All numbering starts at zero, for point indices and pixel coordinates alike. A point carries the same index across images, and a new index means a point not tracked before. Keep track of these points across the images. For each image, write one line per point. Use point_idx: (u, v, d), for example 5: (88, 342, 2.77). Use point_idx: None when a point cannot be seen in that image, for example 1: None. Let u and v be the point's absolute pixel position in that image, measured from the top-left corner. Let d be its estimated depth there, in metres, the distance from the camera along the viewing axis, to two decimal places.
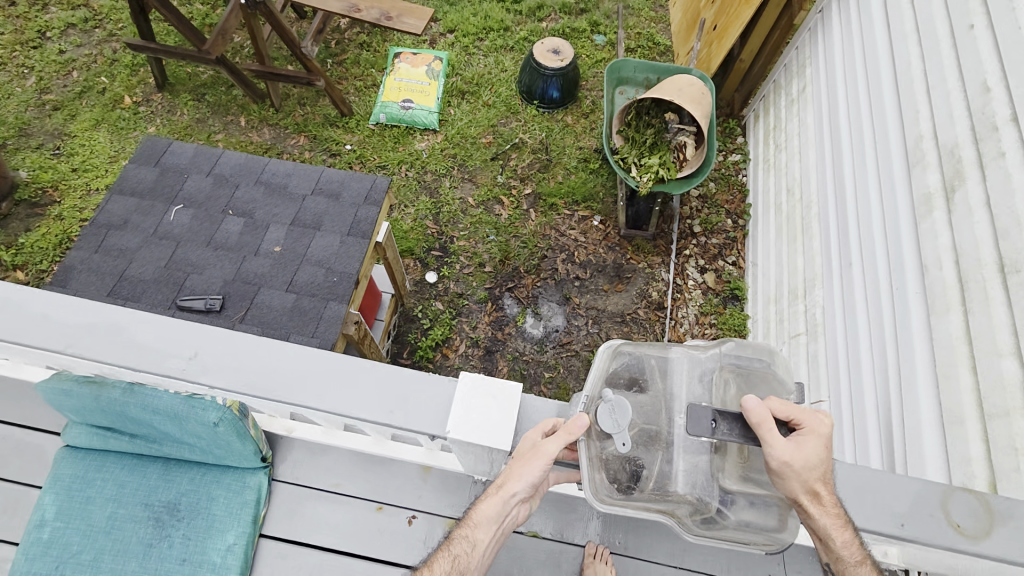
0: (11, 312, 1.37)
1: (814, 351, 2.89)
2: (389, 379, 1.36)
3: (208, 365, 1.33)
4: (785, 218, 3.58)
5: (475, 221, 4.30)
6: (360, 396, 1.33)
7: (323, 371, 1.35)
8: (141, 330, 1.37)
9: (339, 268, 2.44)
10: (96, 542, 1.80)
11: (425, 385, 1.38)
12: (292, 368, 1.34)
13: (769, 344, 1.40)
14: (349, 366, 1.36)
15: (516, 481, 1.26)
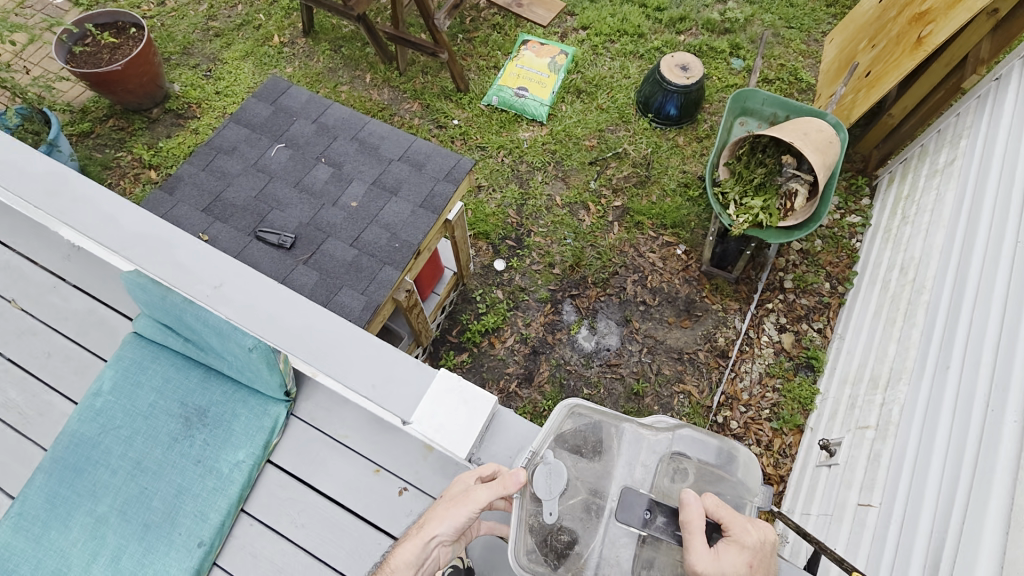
0: (91, 209, 1.69)
1: (878, 450, 2.59)
2: (377, 357, 1.53)
3: (229, 297, 1.58)
4: (889, 297, 3.21)
5: (556, 221, 4.27)
6: (348, 365, 1.51)
7: (327, 333, 1.58)
8: (182, 253, 1.64)
9: (404, 236, 2.52)
10: (135, 423, 2.02)
11: (408, 371, 1.53)
12: (300, 322, 1.57)
13: (726, 442, 1.60)
14: (348, 335, 1.56)
15: (439, 523, 1.38)
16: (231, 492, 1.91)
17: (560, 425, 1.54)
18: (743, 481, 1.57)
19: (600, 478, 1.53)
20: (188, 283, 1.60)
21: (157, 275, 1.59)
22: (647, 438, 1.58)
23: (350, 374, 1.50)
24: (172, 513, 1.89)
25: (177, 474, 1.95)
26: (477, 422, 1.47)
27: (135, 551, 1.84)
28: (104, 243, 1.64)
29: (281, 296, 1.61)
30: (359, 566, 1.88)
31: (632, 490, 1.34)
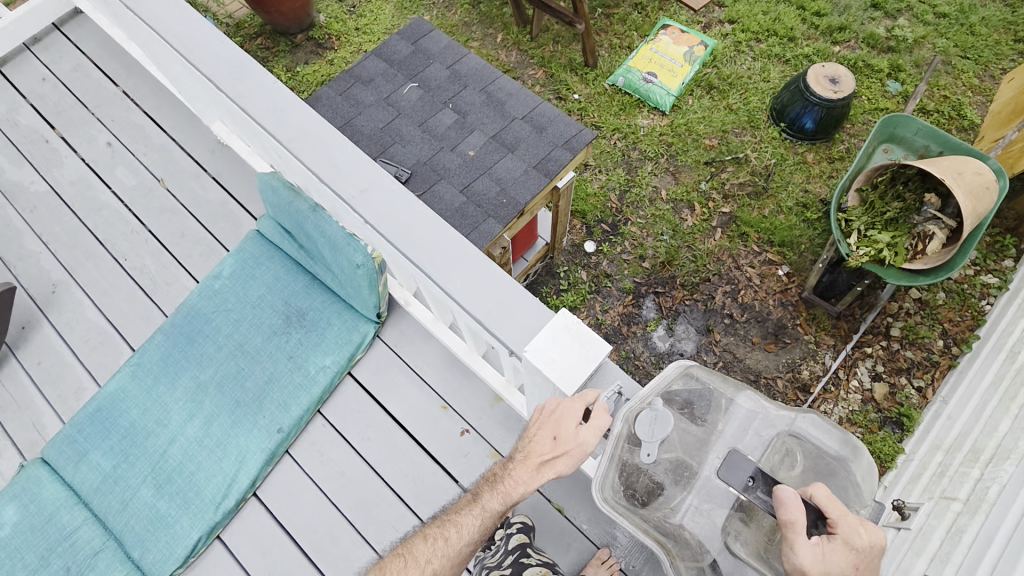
0: (262, 97, 1.82)
1: (962, 526, 2.37)
2: (495, 284, 1.55)
3: (368, 199, 1.67)
4: (1014, 370, 2.87)
5: (657, 214, 4.15)
6: (466, 286, 1.54)
7: (449, 248, 1.59)
8: (335, 151, 1.74)
9: (512, 193, 2.55)
10: (244, 310, 2.20)
11: (526, 307, 1.52)
12: (430, 234, 1.61)
13: (854, 440, 1.34)
14: (474, 259, 1.57)
15: (557, 466, 1.36)
16: (314, 392, 2.06)
17: (669, 383, 1.40)
18: (863, 484, 1.34)
19: (702, 442, 1.36)
20: (335, 181, 1.70)
21: (315, 170, 1.72)
22: (764, 411, 1.39)
23: (471, 298, 1.53)
24: (260, 397, 2.06)
25: (271, 364, 2.12)
26: (586, 364, 1.43)
27: (224, 422, 2.03)
28: (269, 129, 1.78)
29: (415, 211, 1.65)
30: (411, 489, 1.98)
31: (736, 454, 1.22)
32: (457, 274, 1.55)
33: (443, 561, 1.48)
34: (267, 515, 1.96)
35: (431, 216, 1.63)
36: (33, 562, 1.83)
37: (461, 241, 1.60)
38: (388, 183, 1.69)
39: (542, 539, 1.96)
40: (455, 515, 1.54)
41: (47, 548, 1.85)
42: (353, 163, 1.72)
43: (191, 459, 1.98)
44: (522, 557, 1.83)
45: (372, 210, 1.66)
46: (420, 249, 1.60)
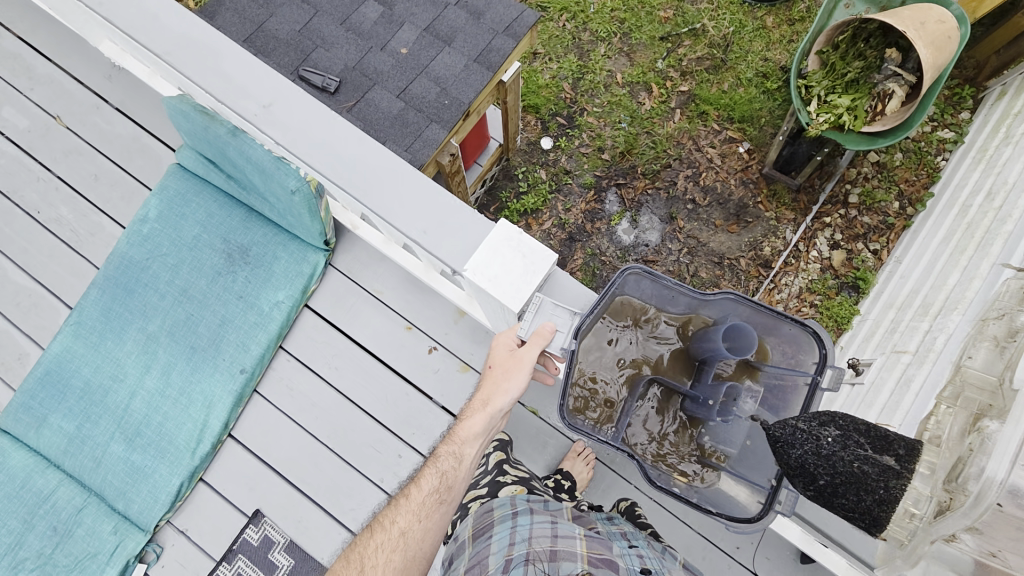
0: (134, 5, 1.57)
1: (910, 375, 2.53)
2: (431, 200, 1.44)
3: (272, 116, 1.49)
4: (965, 224, 2.93)
5: (613, 101, 3.96)
6: (399, 206, 1.43)
7: (376, 169, 1.46)
8: (228, 63, 1.54)
9: (454, 92, 2.34)
10: (181, 253, 2.05)
11: (466, 221, 1.43)
12: (354, 154, 1.47)
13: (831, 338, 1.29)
14: (401, 170, 1.46)
15: (502, 395, 1.45)
16: (271, 329, 1.99)
17: None
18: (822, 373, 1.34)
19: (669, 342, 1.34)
20: (237, 100, 1.51)
21: (209, 89, 1.52)
22: None
23: (404, 218, 1.43)
24: (216, 341, 1.99)
25: (221, 305, 2.01)
26: (531, 279, 1.38)
27: (183, 369, 1.97)
28: (149, 44, 1.55)
29: (332, 122, 1.49)
30: (387, 411, 2.00)
31: None
32: (383, 191, 1.45)
33: (410, 520, 1.45)
34: (246, 453, 1.97)
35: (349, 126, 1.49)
36: (17, 527, 1.82)
37: (382, 153, 1.47)
38: (298, 94, 1.52)
39: (520, 441, 2.04)
40: (414, 476, 1.54)
41: (28, 512, 1.84)
42: (254, 74, 1.53)
43: (156, 410, 1.94)
44: (497, 476, 1.80)
45: (280, 127, 1.49)
46: (339, 167, 1.46)
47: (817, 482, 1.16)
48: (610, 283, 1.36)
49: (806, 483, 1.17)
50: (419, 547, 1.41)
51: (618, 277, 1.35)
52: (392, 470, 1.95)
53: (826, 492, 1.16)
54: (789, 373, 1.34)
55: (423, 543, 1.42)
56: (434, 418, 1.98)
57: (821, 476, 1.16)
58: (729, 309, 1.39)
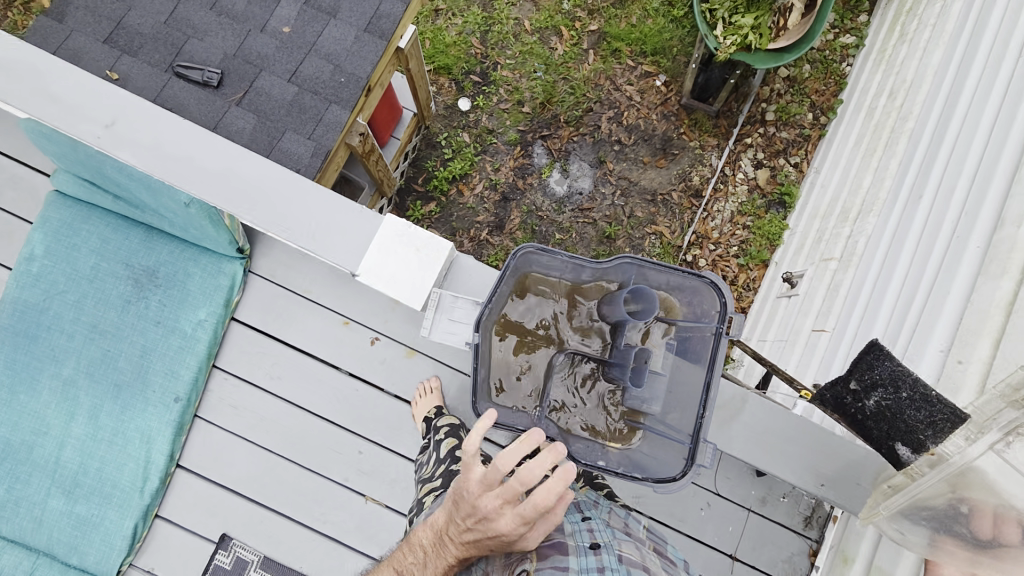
0: None
1: (838, 280, 2.65)
2: (314, 205, 1.43)
3: (121, 136, 1.40)
4: (872, 126, 3.05)
5: (525, 50, 3.86)
6: (281, 216, 1.41)
7: (253, 178, 1.41)
8: (64, 83, 1.40)
9: (349, 68, 2.20)
10: (81, 286, 1.89)
11: (351, 218, 1.45)
12: (226, 167, 1.41)
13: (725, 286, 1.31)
14: (283, 179, 1.42)
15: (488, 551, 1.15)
16: (199, 350, 1.88)
17: None
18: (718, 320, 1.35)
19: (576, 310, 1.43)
20: (74, 122, 1.39)
21: (49, 117, 1.39)
22: None
23: (288, 227, 1.41)
24: (141, 373, 1.88)
25: (139, 335, 1.89)
26: (430, 271, 1.47)
27: (112, 409, 1.86)
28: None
29: (189, 132, 1.41)
30: (339, 410, 1.95)
31: None
32: (264, 203, 1.41)
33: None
34: (200, 480, 1.91)
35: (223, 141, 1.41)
36: None
37: (260, 167, 1.42)
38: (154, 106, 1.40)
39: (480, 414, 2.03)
40: None
41: None
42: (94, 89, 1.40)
43: (91, 457, 1.84)
44: (449, 466, 1.62)
45: (132, 148, 1.40)
46: (214, 182, 1.40)
47: (898, 392, 1.24)
48: (506, 266, 1.34)
49: (884, 393, 1.26)
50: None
51: (514, 258, 1.33)
52: (356, 467, 1.93)
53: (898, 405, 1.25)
54: (695, 325, 1.37)
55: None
56: (387, 408, 1.96)
57: (902, 386, 1.24)
58: (629, 271, 1.38)
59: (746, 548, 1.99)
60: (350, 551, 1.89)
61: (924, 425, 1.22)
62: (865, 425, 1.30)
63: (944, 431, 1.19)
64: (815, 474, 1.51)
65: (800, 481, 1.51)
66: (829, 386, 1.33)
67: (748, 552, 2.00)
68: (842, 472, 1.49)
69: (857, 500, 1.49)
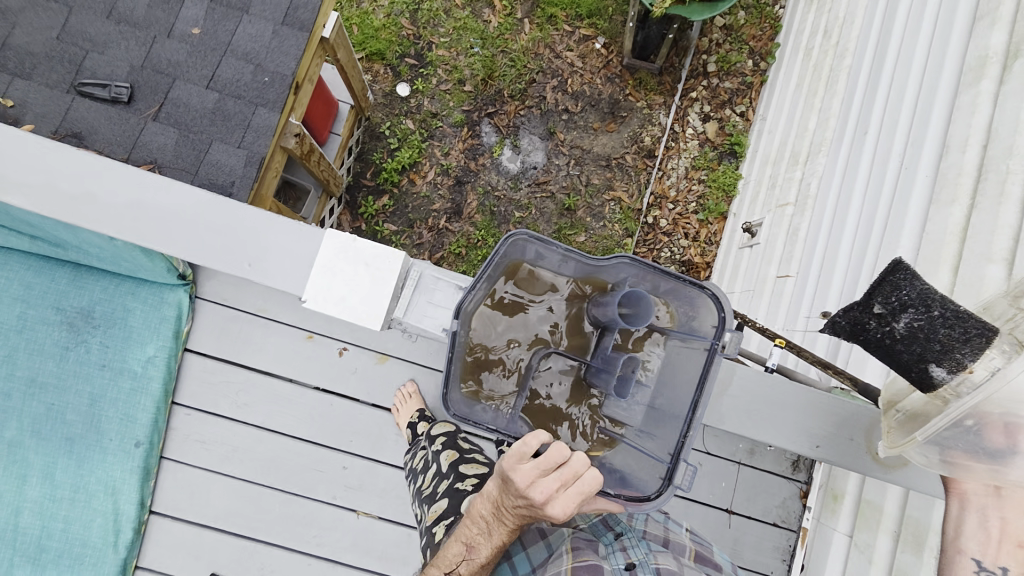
0: None
1: (796, 224, 2.68)
2: (244, 228, 1.29)
3: (8, 180, 1.24)
4: (812, 66, 3.05)
5: (458, 26, 3.71)
6: (210, 248, 1.29)
7: (170, 209, 1.27)
8: None
9: (271, 66, 2.05)
10: (9, 340, 1.72)
11: (288, 237, 1.30)
12: (137, 201, 1.27)
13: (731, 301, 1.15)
14: (203, 204, 1.27)
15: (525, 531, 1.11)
16: (153, 389, 1.77)
17: None
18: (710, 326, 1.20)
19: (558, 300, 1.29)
20: None
21: None
22: None
23: (218, 257, 1.29)
24: (95, 423, 1.76)
25: (84, 383, 1.75)
26: (384, 288, 1.30)
27: (67, 465, 1.75)
28: None
29: (84, 164, 1.25)
30: (315, 428, 1.87)
31: None
32: (190, 233, 1.28)
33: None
34: (178, 522, 1.83)
35: (125, 168, 1.25)
36: None
37: (176, 195, 1.27)
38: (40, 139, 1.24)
39: None
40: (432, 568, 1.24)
41: None
42: None
43: (54, 518, 1.75)
44: (455, 483, 1.49)
45: (24, 191, 1.25)
46: (127, 219, 1.27)
47: (931, 310, 0.89)
48: (489, 258, 1.16)
49: (915, 314, 0.90)
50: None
51: (502, 246, 1.15)
52: (341, 484, 1.87)
53: (931, 323, 0.89)
54: (689, 336, 1.23)
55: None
56: (367, 418, 1.89)
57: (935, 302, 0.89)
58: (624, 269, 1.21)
59: (741, 501, 2.04)
60: (348, 569, 1.85)
61: (960, 343, 0.88)
62: (887, 356, 0.95)
63: (982, 349, 0.87)
64: (809, 437, 1.46)
65: (795, 447, 1.46)
66: (841, 309, 0.96)
67: (743, 504, 2.04)
68: (835, 430, 1.45)
69: (858, 458, 1.44)
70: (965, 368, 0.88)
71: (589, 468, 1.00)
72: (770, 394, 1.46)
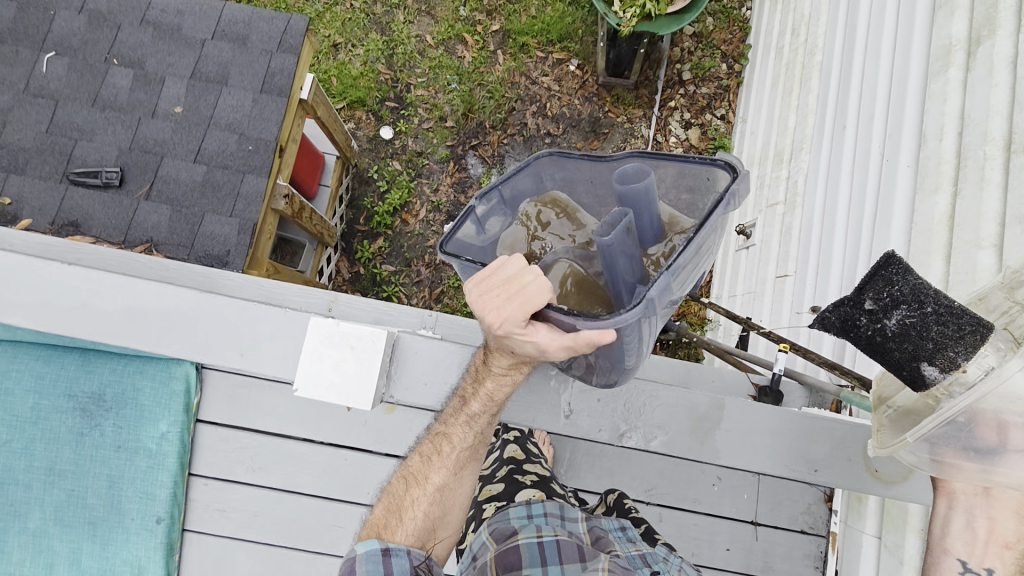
0: None
1: (788, 223, 2.69)
2: (233, 320, 1.30)
3: (10, 287, 1.29)
4: (784, 65, 3.09)
5: (434, 65, 3.80)
6: (205, 343, 1.30)
7: (161, 311, 1.30)
8: None
9: (254, 133, 2.10)
10: (26, 431, 1.76)
11: (277, 324, 1.30)
12: (129, 305, 1.30)
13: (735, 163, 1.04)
14: (193, 302, 1.30)
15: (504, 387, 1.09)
16: (169, 464, 1.78)
17: None
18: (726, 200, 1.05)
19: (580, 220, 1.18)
20: None
21: None
22: None
23: (213, 351, 1.30)
24: (115, 504, 1.80)
25: (101, 466, 1.78)
26: (372, 368, 1.25)
27: (92, 549, 1.79)
28: None
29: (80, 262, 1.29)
30: (332, 485, 1.88)
31: None
32: (187, 331, 1.30)
33: (444, 474, 1.39)
34: None
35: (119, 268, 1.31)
36: None
37: (166, 298, 1.29)
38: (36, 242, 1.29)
39: None
40: (439, 425, 1.40)
41: None
42: None
43: None
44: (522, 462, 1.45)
45: (20, 302, 1.29)
46: (123, 325, 1.29)
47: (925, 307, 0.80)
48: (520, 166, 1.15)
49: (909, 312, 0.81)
50: (454, 494, 1.41)
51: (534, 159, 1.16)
52: None
53: (925, 322, 0.80)
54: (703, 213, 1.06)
55: (457, 490, 1.41)
56: (382, 469, 1.88)
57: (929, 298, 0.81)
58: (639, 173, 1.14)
59: (765, 511, 2.02)
60: None
61: (953, 342, 0.80)
62: (875, 354, 0.87)
63: (974, 347, 0.81)
64: (806, 460, 1.34)
65: (793, 472, 1.34)
66: (832, 305, 0.84)
67: (768, 514, 2.02)
68: (830, 449, 1.33)
69: (857, 477, 1.33)
70: (957, 366, 0.82)
71: (533, 273, 0.92)
72: (755, 420, 1.35)
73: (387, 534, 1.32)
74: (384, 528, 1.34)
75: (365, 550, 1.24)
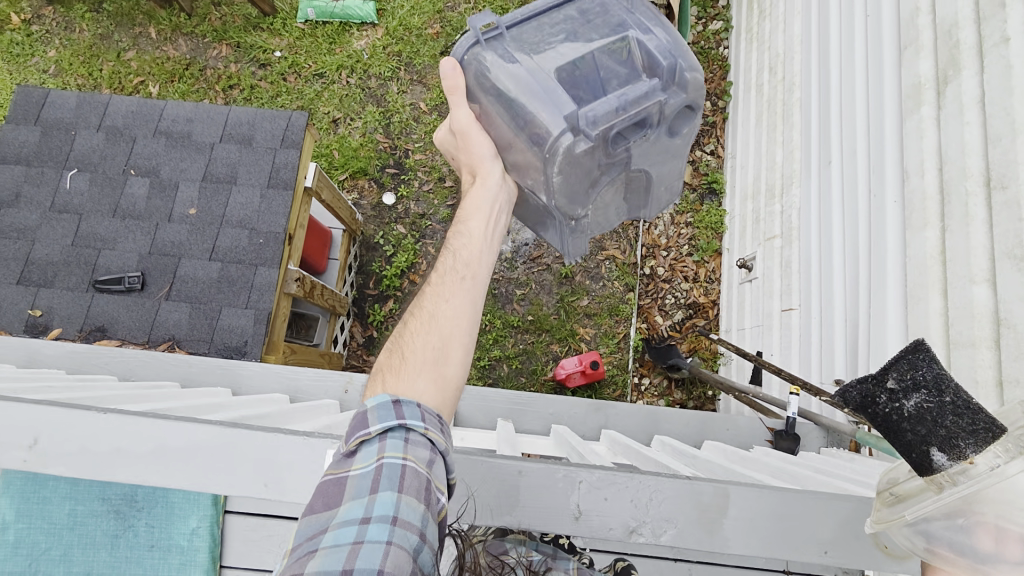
0: None
1: (787, 257, 2.72)
2: (253, 450, 1.19)
3: None
4: (766, 102, 3.19)
5: (430, 129, 3.97)
6: (224, 477, 1.19)
7: (175, 442, 1.20)
8: None
9: (264, 227, 2.22)
10: (63, 538, 1.79)
11: (298, 451, 1.18)
12: (140, 436, 1.21)
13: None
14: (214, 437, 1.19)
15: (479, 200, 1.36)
16: (202, 558, 1.84)
17: None
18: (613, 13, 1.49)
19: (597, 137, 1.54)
20: None
21: None
22: None
23: (233, 484, 1.20)
24: None
25: (136, 566, 1.83)
26: None
27: None
28: None
29: None
30: None
31: None
32: (203, 463, 1.19)
33: (436, 299, 1.19)
34: None
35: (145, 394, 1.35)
36: None
37: (185, 430, 1.20)
38: None
39: None
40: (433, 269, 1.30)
41: None
42: None
43: None
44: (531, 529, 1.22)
45: None
46: (135, 459, 1.20)
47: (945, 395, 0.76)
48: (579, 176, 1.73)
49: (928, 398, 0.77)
50: (454, 326, 1.15)
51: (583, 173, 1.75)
52: None
53: (942, 409, 0.75)
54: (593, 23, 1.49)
55: (456, 319, 1.16)
56: None
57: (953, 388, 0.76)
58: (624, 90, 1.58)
59: None
60: None
61: (964, 433, 0.73)
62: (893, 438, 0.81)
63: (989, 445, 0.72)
64: (814, 541, 1.13)
65: (797, 554, 1.13)
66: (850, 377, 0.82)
67: None
68: (844, 532, 1.12)
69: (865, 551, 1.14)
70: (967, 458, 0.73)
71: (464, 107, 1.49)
72: (769, 503, 1.14)
73: (392, 382, 1.08)
74: (386, 372, 1.11)
75: (376, 403, 1.02)
